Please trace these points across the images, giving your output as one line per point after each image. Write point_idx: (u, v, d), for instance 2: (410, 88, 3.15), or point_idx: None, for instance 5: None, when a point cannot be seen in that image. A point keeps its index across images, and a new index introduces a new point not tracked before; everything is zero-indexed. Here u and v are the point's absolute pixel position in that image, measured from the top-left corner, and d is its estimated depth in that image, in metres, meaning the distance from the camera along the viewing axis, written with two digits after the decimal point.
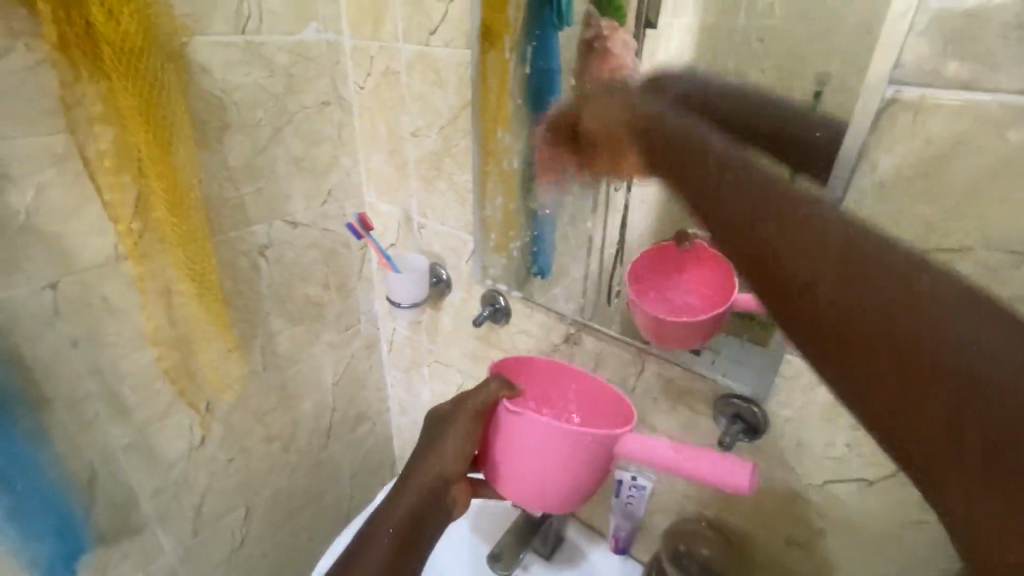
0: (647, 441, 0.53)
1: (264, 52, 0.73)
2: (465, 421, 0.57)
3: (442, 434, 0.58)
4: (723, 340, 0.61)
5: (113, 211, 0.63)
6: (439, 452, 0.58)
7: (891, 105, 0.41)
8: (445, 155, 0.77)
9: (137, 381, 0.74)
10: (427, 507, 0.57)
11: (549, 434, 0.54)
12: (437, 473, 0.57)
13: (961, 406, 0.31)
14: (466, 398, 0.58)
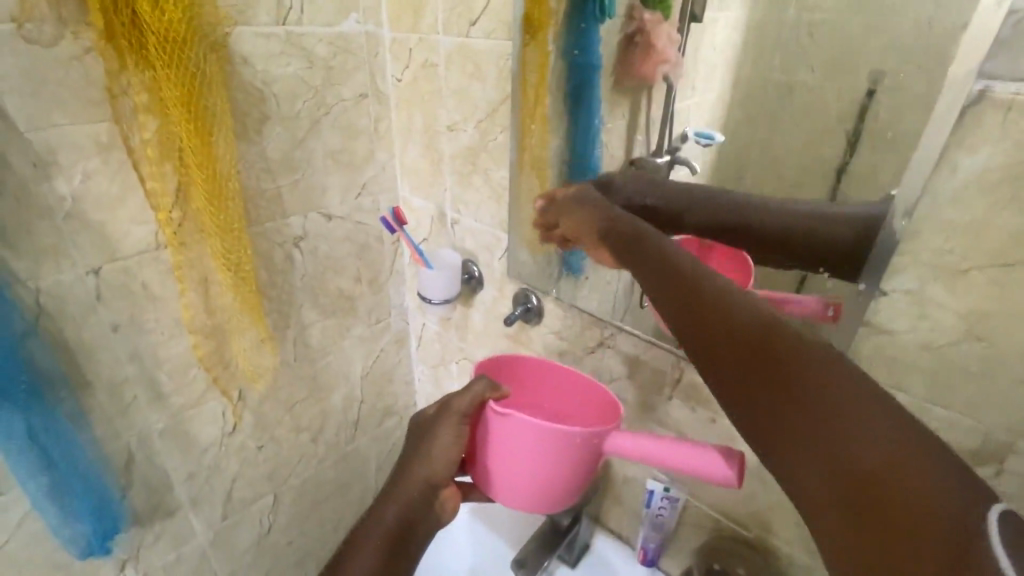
0: (636, 439, 0.50)
1: (304, 44, 0.73)
2: (453, 424, 0.54)
3: (431, 437, 0.55)
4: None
5: (155, 199, 0.64)
6: (428, 456, 0.54)
7: (979, 101, 0.37)
8: (481, 149, 0.75)
9: (174, 368, 0.75)
10: (415, 511, 0.52)
11: (535, 435, 0.51)
12: (425, 478, 0.53)
13: (916, 534, 0.26)
14: (451, 401, 0.55)
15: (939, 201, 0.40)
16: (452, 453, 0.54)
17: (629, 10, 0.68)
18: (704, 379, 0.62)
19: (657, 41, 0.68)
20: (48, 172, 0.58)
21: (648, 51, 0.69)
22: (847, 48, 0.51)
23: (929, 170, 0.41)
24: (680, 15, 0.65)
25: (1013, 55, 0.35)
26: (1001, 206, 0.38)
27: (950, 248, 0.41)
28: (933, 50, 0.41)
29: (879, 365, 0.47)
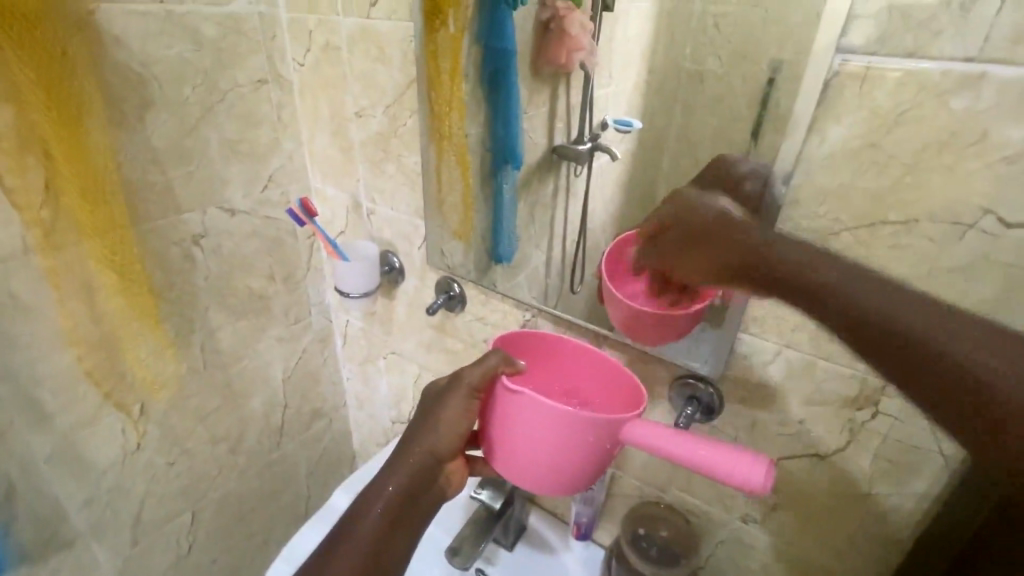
0: (656, 431, 0.46)
1: (188, 25, 0.67)
2: (464, 398, 0.53)
3: (438, 406, 0.53)
4: (703, 332, 0.56)
5: (17, 196, 0.57)
6: (435, 427, 0.53)
7: (838, 76, 0.40)
8: (392, 135, 0.73)
9: (58, 384, 0.67)
10: (419, 485, 0.52)
11: (547, 418, 0.48)
12: (429, 451, 0.53)
13: None
14: (462, 374, 0.53)
15: (811, 170, 0.44)
16: (458, 429, 0.53)
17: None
18: (621, 354, 0.64)
19: (569, 27, 0.73)
20: None
21: (563, 38, 0.74)
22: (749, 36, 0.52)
23: (803, 138, 0.43)
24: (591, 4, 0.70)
25: (864, 30, 0.38)
26: (861, 170, 0.42)
27: (823, 212, 0.44)
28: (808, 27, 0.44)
29: (770, 325, 0.51)
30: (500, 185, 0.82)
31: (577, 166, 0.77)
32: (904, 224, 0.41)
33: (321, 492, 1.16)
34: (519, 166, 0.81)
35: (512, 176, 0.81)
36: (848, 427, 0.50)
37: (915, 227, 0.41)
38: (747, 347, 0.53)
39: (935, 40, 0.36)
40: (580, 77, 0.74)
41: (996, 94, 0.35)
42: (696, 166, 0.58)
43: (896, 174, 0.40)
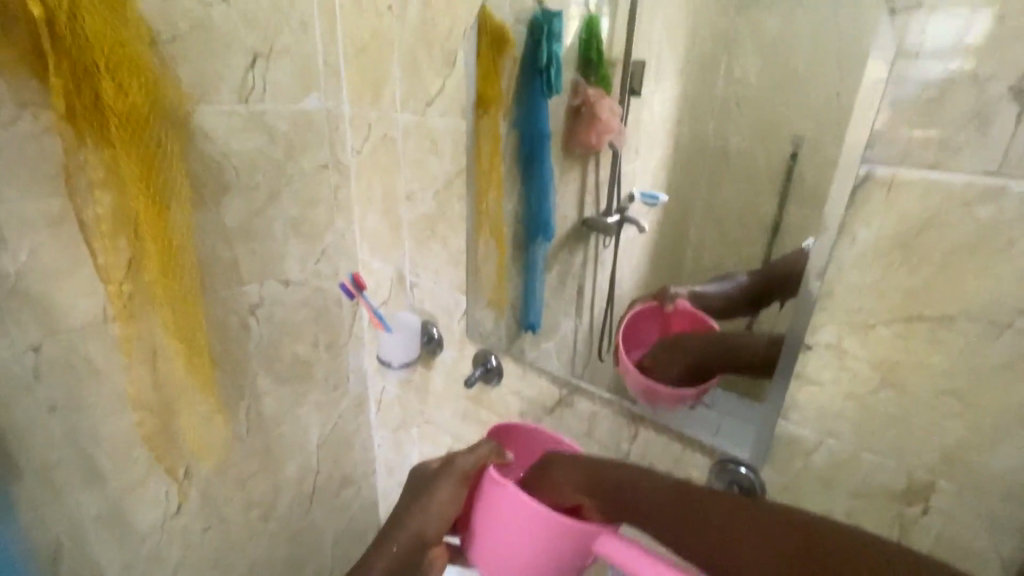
0: (627, 549, 0.46)
1: (266, 120, 0.75)
2: (455, 484, 0.55)
3: (430, 489, 0.55)
4: (715, 395, 0.61)
5: (105, 272, 0.62)
6: (425, 509, 0.55)
7: (865, 182, 0.43)
8: (439, 217, 0.78)
9: (114, 447, 0.71)
10: (407, 566, 0.54)
11: (529, 515, 0.50)
12: (416, 534, 0.54)
13: None
14: (456, 458, 0.56)
15: (844, 266, 0.46)
16: (446, 515, 0.55)
17: (574, 86, 0.80)
18: (658, 434, 0.64)
19: (600, 112, 0.82)
20: None
21: (594, 121, 0.83)
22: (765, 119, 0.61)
23: (834, 238, 0.46)
24: (619, 91, 0.81)
25: (887, 145, 0.42)
26: (893, 268, 0.44)
27: (859, 306, 0.46)
28: (836, 135, 0.47)
29: (811, 414, 0.51)
30: (531, 257, 0.85)
31: (606, 238, 0.85)
32: (939, 319, 0.43)
33: (345, 563, 1.13)
34: (549, 238, 0.85)
35: (542, 249, 0.85)
36: (898, 522, 0.49)
37: (951, 323, 0.42)
38: (787, 434, 0.53)
39: (956, 155, 0.39)
40: (610, 155, 0.84)
41: (1019, 206, 0.38)
42: (721, 228, 0.67)
43: (928, 273, 0.42)
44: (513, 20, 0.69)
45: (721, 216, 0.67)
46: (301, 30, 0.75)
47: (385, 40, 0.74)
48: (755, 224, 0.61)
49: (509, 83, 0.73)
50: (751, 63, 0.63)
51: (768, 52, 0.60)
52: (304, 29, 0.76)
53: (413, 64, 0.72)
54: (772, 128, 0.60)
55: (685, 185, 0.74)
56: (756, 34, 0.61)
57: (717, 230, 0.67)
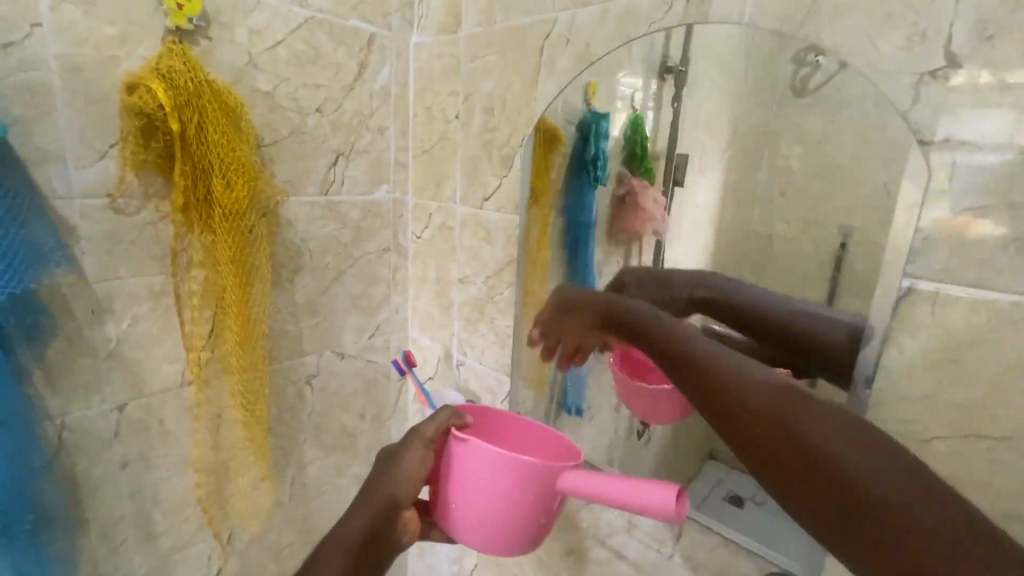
0: (592, 477, 0.50)
1: (340, 209, 0.84)
2: (418, 449, 0.57)
3: (396, 457, 0.57)
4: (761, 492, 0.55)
5: (190, 340, 0.70)
6: (394, 473, 0.56)
7: (908, 295, 0.44)
8: (488, 301, 0.83)
9: (170, 507, 0.74)
10: (378, 527, 0.55)
11: (496, 461, 0.54)
12: (388, 494, 0.56)
13: (875, 514, 0.40)
14: (417, 427, 0.58)
15: (892, 376, 0.46)
16: (414, 478, 0.57)
17: (619, 175, 0.66)
18: (704, 536, 0.62)
19: (644, 202, 0.64)
20: (102, 317, 0.63)
21: (636, 211, 0.65)
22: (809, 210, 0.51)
23: (879, 348, 0.46)
24: (664, 180, 0.61)
25: (927, 262, 0.43)
26: (943, 382, 0.44)
27: (911, 417, 0.45)
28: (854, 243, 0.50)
29: None
30: (573, 342, 0.74)
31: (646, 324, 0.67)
32: (997, 439, 0.42)
33: None
34: (593, 319, 0.71)
35: (586, 330, 0.72)
36: None
37: (1012, 444, 0.41)
38: None
39: (998, 275, 0.40)
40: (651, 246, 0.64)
41: None
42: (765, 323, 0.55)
43: (982, 390, 0.42)
44: (564, 122, 0.69)
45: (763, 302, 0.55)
46: (378, 133, 0.86)
47: (450, 142, 0.83)
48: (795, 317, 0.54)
49: (559, 176, 0.72)
50: (795, 152, 0.50)
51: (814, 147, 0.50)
52: (381, 132, 0.86)
53: (474, 164, 0.80)
54: (819, 220, 0.49)
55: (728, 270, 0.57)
56: (795, 129, 0.50)
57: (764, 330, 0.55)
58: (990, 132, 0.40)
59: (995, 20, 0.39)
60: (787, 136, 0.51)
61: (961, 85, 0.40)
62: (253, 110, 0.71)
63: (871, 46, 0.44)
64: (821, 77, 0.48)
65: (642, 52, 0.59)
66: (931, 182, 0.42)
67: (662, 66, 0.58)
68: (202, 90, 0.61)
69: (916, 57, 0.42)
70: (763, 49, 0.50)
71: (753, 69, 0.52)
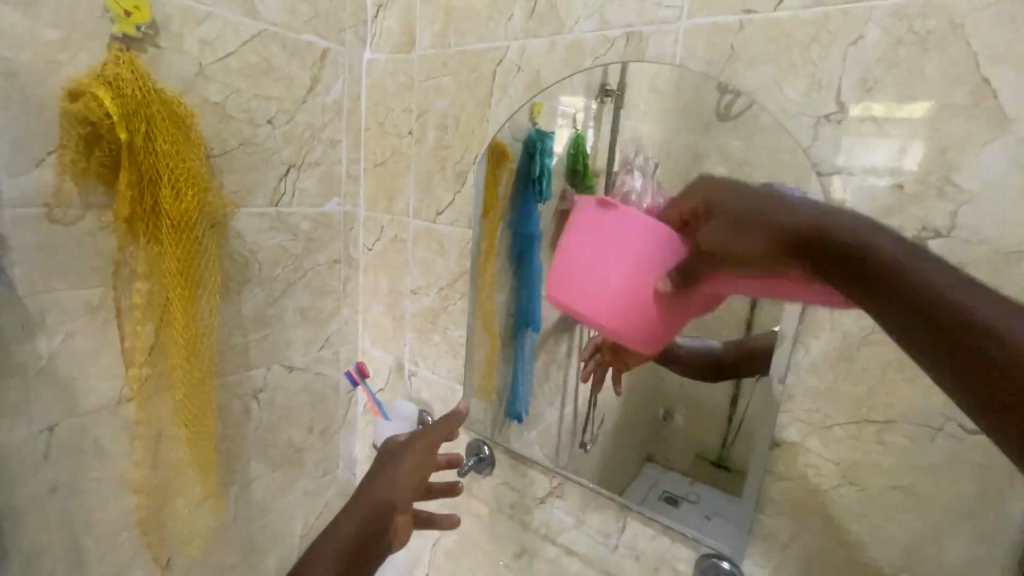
0: None
1: (291, 221, 0.84)
2: (417, 452, 0.68)
3: (397, 458, 0.68)
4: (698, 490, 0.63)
5: (130, 356, 0.67)
6: (391, 475, 0.67)
7: (812, 304, 0.52)
8: (441, 311, 0.85)
9: (104, 532, 0.70)
10: (372, 526, 0.64)
11: None
12: (384, 497, 0.65)
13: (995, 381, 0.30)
14: (422, 433, 0.69)
15: (801, 372, 0.53)
16: (409, 481, 0.67)
17: (563, 191, 0.73)
18: (646, 526, 0.67)
19: None
20: (33, 332, 0.60)
21: None
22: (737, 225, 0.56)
23: (791, 349, 0.54)
24: (605, 194, 0.68)
25: None
26: (840, 377, 0.51)
27: (816, 408, 0.53)
28: None
29: (784, 508, 0.56)
30: (520, 348, 0.81)
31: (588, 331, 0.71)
32: (884, 423, 0.50)
33: None
34: (538, 331, 0.79)
35: (531, 339, 0.80)
36: None
37: (894, 426, 0.49)
38: (764, 527, 0.57)
39: None
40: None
41: None
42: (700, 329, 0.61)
43: (870, 382, 0.50)
44: (511, 139, 0.74)
45: None
46: (330, 146, 0.87)
47: (403, 157, 0.85)
48: (729, 323, 0.59)
49: (506, 191, 0.77)
50: (720, 173, 0.57)
51: (739, 169, 0.56)
52: (332, 145, 0.87)
53: (427, 179, 0.83)
54: (744, 241, 0.57)
55: None
56: (718, 151, 0.57)
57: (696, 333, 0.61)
58: (879, 160, 0.47)
59: (873, 75, 0.47)
60: (711, 157, 0.58)
61: (861, 113, 0.48)
62: (201, 119, 0.70)
63: (779, 90, 0.52)
64: (740, 105, 0.54)
65: (583, 85, 0.65)
66: None
67: (602, 88, 0.64)
68: (150, 99, 0.59)
69: (814, 102, 0.50)
70: (691, 79, 0.57)
71: (682, 96, 0.58)
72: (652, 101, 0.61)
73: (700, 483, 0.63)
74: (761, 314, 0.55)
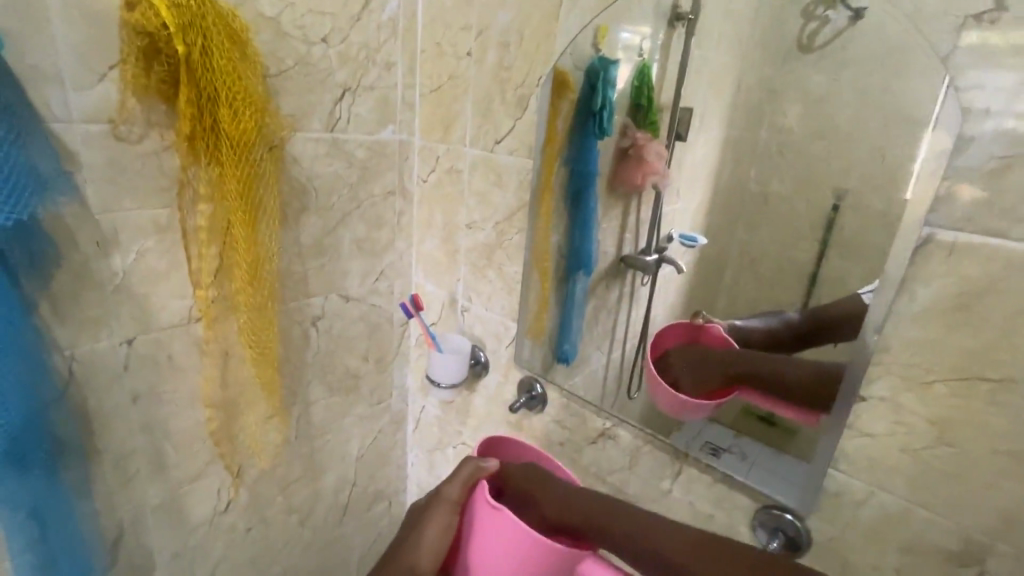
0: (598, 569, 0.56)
1: (346, 148, 0.82)
2: (444, 512, 0.62)
3: (424, 519, 0.63)
4: (741, 443, 0.63)
5: (197, 275, 0.69)
6: (418, 541, 0.61)
7: (927, 244, 0.45)
8: (497, 247, 0.83)
9: (181, 440, 0.75)
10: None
11: None
12: (410, 564, 0.60)
13: None
14: (442, 489, 0.63)
15: (901, 320, 0.48)
16: (441, 540, 0.62)
17: (622, 128, 0.73)
18: (703, 475, 0.64)
19: (647, 155, 0.74)
20: (108, 249, 0.62)
21: (641, 163, 0.74)
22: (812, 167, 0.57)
23: (893, 294, 0.48)
24: (667, 133, 0.72)
25: (946, 209, 0.44)
26: (951, 328, 0.45)
27: (916, 360, 0.47)
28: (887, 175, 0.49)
29: (863, 465, 0.52)
30: (572, 288, 0.81)
31: (642, 275, 0.76)
32: (1000, 381, 0.44)
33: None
34: (589, 273, 0.80)
35: (582, 283, 0.81)
36: None
37: (1012, 385, 0.43)
38: (837, 483, 0.54)
39: (1018, 225, 0.41)
40: (651, 197, 0.75)
41: None
42: (757, 276, 0.63)
43: (988, 335, 0.44)
44: (571, 67, 0.70)
45: (755, 259, 0.64)
46: (385, 69, 0.83)
47: (460, 80, 0.80)
48: (788, 276, 0.60)
49: (565, 124, 0.74)
50: (795, 112, 0.58)
51: (815, 106, 0.56)
52: (387, 69, 0.83)
53: (486, 105, 0.78)
54: (815, 184, 0.57)
55: (724, 230, 0.67)
56: (799, 88, 0.58)
57: (757, 284, 0.63)
58: (1001, 93, 0.40)
59: None
60: (790, 95, 0.59)
61: (974, 46, 0.41)
62: (256, 36, 0.67)
63: None
64: (828, 34, 0.53)
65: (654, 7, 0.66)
66: (964, 131, 0.42)
67: (674, 14, 0.66)
68: (205, 10, 0.57)
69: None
70: None
71: (764, 24, 0.59)
72: (727, 30, 0.64)
73: (745, 434, 0.63)
74: (828, 266, 0.55)
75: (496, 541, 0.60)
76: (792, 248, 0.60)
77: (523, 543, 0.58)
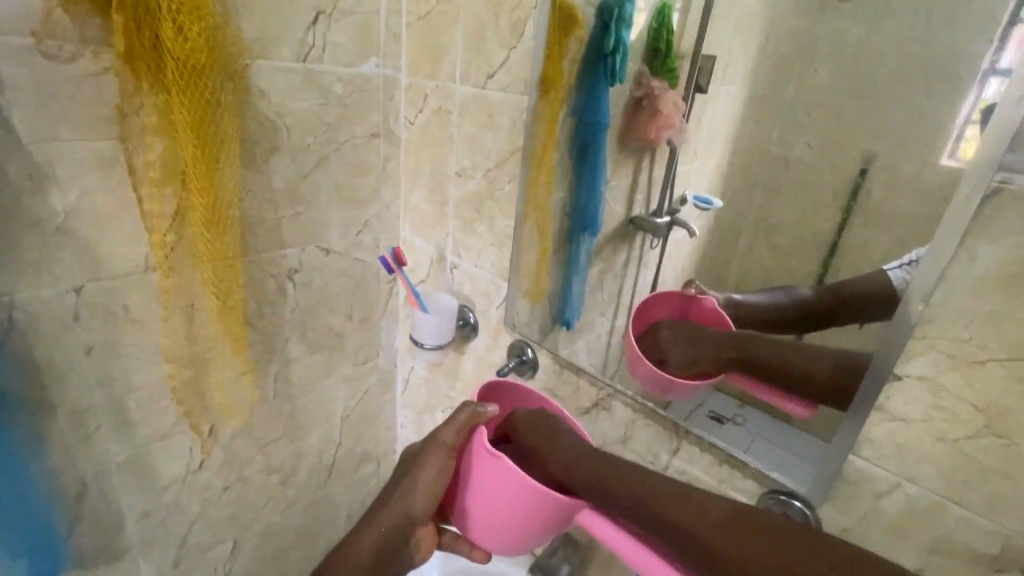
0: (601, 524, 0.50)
1: (322, 82, 0.73)
2: (440, 458, 0.55)
3: (419, 463, 0.56)
4: (745, 412, 0.58)
5: (150, 220, 0.61)
6: (411, 488, 0.56)
7: (997, 193, 0.37)
8: (488, 197, 0.74)
9: (144, 396, 0.71)
10: (391, 542, 0.56)
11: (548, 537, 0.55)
12: (404, 510, 0.55)
13: None
14: (438, 433, 0.56)
15: (954, 287, 0.40)
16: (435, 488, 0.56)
17: (637, 77, 0.70)
18: (705, 454, 0.58)
19: (662, 107, 0.70)
20: (44, 185, 0.55)
21: (655, 115, 0.71)
22: (846, 124, 0.51)
23: (948, 256, 0.40)
24: (685, 85, 0.69)
25: None
26: (1018, 297, 0.37)
27: (968, 336, 0.40)
28: None
29: (890, 452, 0.45)
30: (574, 252, 0.76)
31: (652, 237, 0.72)
32: None
33: None
34: (595, 235, 0.75)
35: (588, 244, 0.76)
36: None
37: None
38: (857, 471, 0.47)
39: None
40: (665, 154, 0.72)
41: None
42: (772, 247, 0.58)
43: None
44: (583, 2, 0.64)
45: (774, 225, 0.58)
46: None
47: (450, 4, 0.70)
48: (809, 242, 0.54)
49: (572, 66, 0.66)
50: (828, 66, 0.53)
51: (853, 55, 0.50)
52: None
53: (477, 33, 0.68)
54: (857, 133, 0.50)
55: (741, 192, 0.63)
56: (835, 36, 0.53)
57: (771, 254, 0.58)
58: None
59: None
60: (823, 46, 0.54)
61: None
62: None
63: None
64: None
65: None
66: None
67: None
68: None
69: None
70: None
71: None
72: None
73: (750, 404, 0.58)
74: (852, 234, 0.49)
75: (493, 494, 0.53)
76: (816, 211, 0.54)
77: (519, 494, 0.51)
